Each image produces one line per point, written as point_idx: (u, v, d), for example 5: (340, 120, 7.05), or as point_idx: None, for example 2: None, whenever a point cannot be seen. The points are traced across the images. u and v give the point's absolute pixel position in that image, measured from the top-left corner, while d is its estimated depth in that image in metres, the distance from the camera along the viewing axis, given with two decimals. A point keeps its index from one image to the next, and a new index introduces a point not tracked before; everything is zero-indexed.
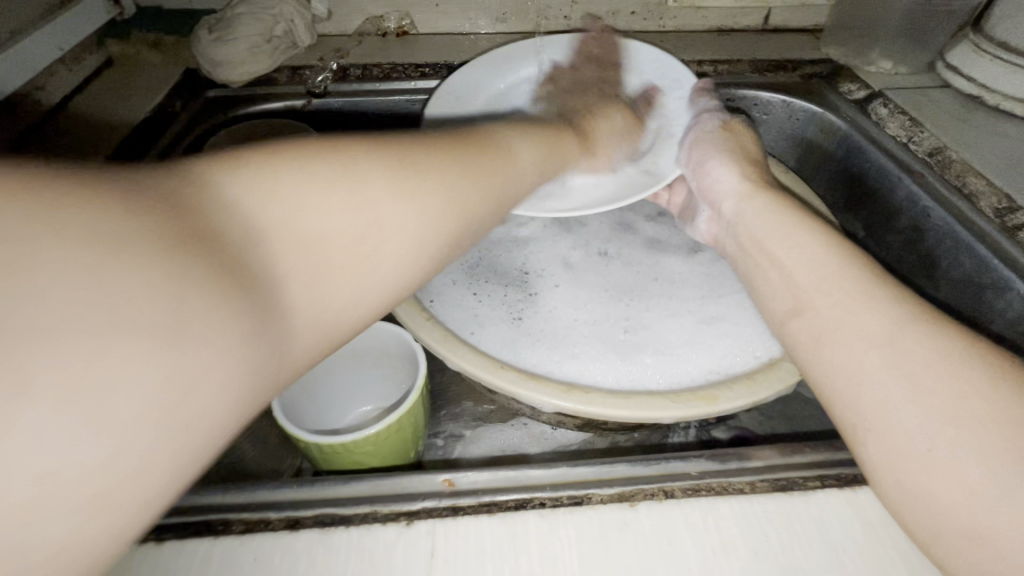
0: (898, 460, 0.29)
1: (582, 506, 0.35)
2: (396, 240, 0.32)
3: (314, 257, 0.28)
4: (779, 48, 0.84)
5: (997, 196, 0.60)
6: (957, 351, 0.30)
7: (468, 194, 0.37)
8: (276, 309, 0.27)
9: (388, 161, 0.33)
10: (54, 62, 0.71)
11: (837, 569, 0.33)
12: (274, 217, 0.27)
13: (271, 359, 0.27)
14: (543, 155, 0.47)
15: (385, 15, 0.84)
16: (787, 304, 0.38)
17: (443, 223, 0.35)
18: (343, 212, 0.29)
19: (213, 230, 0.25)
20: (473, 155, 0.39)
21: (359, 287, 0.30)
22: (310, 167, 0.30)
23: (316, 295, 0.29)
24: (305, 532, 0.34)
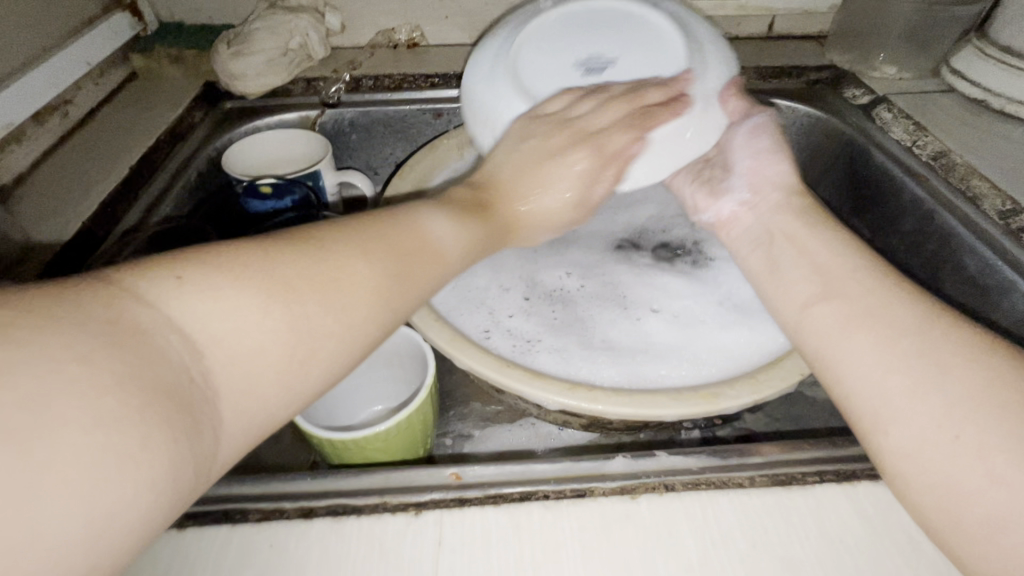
0: (922, 448, 0.32)
1: (583, 498, 0.36)
2: (323, 348, 0.31)
3: (218, 351, 0.27)
4: (782, 55, 0.85)
5: (1000, 199, 0.61)
6: (968, 347, 0.33)
7: (399, 298, 0.35)
8: (202, 426, 0.26)
9: (301, 261, 0.31)
10: (83, 76, 0.74)
11: (835, 561, 0.34)
12: (200, 335, 0.27)
13: (199, 460, 0.25)
14: (473, 236, 0.42)
15: (397, 27, 0.86)
16: (816, 289, 0.41)
17: (375, 315, 0.33)
18: (267, 327, 0.29)
19: (157, 357, 0.25)
20: (403, 242, 0.37)
21: (292, 384, 0.30)
22: (258, 278, 0.29)
23: (246, 386, 0.28)
24: (317, 521, 0.36)
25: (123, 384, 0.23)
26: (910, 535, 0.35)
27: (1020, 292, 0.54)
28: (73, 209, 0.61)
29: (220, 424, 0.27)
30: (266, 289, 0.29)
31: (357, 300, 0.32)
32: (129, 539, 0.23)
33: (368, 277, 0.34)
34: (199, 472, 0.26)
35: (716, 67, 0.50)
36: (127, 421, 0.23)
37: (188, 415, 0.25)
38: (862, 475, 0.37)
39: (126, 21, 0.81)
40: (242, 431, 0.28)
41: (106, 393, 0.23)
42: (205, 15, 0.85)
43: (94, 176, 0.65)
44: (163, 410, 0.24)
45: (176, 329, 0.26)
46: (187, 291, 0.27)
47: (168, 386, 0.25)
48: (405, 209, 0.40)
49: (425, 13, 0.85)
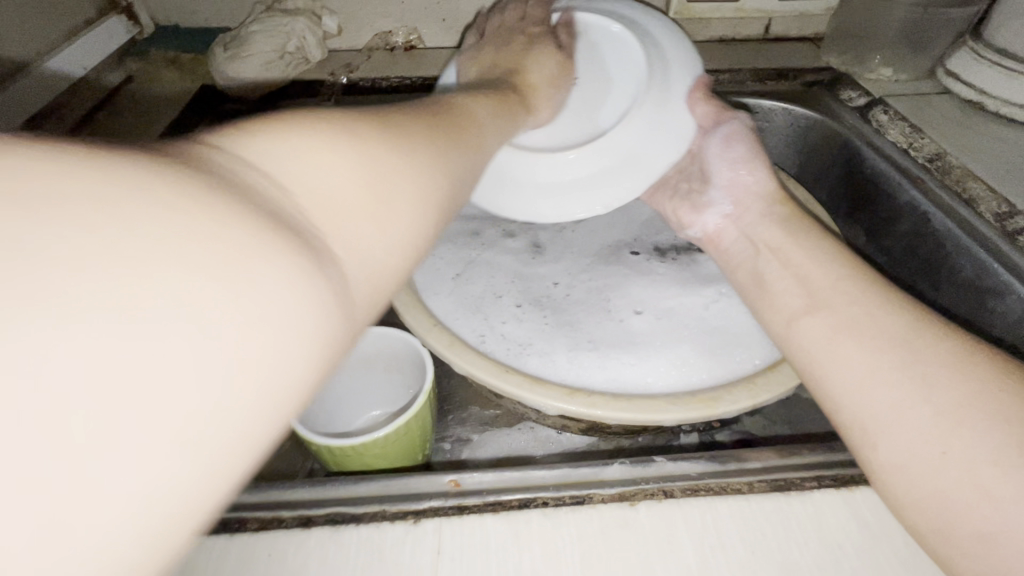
0: (914, 460, 0.32)
1: (583, 505, 0.37)
2: (405, 190, 0.26)
3: (311, 188, 0.23)
4: (779, 56, 0.86)
5: (997, 201, 0.61)
6: (965, 354, 0.33)
7: (451, 154, 0.31)
8: (320, 261, 0.21)
9: (367, 118, 0.28)
10: (78, 81, 0.73)
11: (832, 567, 0.34)
12: (289, 175, 0.22)
13: (325, 292, 0.21)
14: (498, 113, 0.43)
15: (393, 30, 0.86)
16: (802, 303, 0.41)
17: (449, 170, 0.30)
18: (354, 168, 0.24)
19: (251, 188, 0.21)
20: (449, 120, 0.34)
21: (396, 227, 0.25)
22: (320, 125, 0.25)
23: (351, 227, 0.23)
24: (317, 530, 0.36)
25: (220, 211, 0.19)
26: (907, 541, 0.35)
27: (1016, 295, 0.54)
28: None
29: (341, 263, 0.22)
30: (342, 134, 0.25)
31: (430, 154, 0.29)
32: (269, 382, 0.19)
33: (429, 135, 0.30)
34: (331, 309, 0.21)
35: (679, 76, 0.50)
36: (245, 247, 0.19)
37: (300, 240, 0.21)
38: (860, 481, 0.37)
39: (120, 24, 0.81)
40: (359, 281, 0.23)
41: (218, 219, 0.19)
42: (201, 16, 0.84)
43: None
44: (272, 232, 0.20)
45: (260, 169, 0.22)
46: (265, 140, 0.23)
47: (273, 213, 0.21)
48: (446, 101, 0.38)
49: (422, 15, 0.85)
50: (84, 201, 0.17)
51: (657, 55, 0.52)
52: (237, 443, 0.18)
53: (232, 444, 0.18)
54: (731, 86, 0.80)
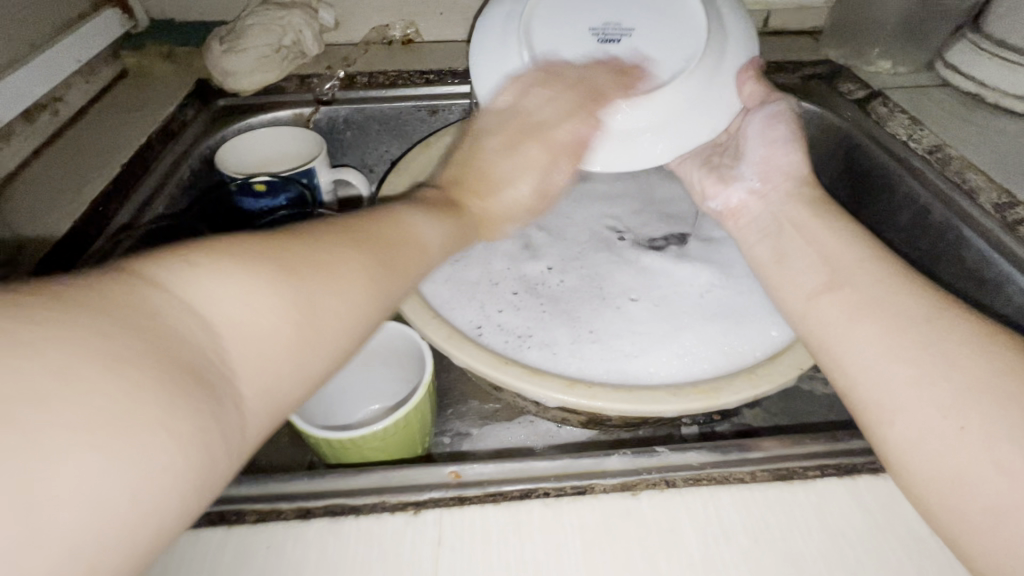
0: (927, 438, 0.32)
1: (585, 495, 0.36)
2: (327, 334, 0.30)
3: (232, 329, 0.27)
4: (778, 50, 0.85)
5: (997, 192, 0.61)
6: (969, 340, 0.33)
7: (390, 285, 0.35)
8: (223, 398, 0.25)
9: (297, 247, 0.32)
10: (73, 74, 0.73)
11: (837, 555, 0.34)
12: (213, 314, 0.26)
13: (222, 431, 0.25)
14: (450, 230, 0.44)
15: (391, 24, 0.85)
16: (822, 280, 0.41)
17: (373, 299, 0.34)
18: (276, 303, 0.28)
19: (173, 328, 0.25)
20: (386, 233, 0.38)
21: (301, 361, 0.29)
22: (264, 263, 0.29)
23: (259, 363, 0.27)
24: (316, 522, 0.35)
25: (132, 364, 0.22)
26: (912, 528, 0.35)
27: (1017, 285, 0.54)
28: (61, 209, 0.60)
29: (241, 402, 0.26)
30: (264, 272, 0.29)
31: (354, 282, 0.33)
32: (151, 519, 0.22)
33: (356, 258, 0.34)
34: (225, 451, 0.25)
35: (735, 50, 0.50)
36: (151, 400, 0.22)
37: (207, 388, 0.24)
38: (864, 469, 0.37)
39: (115, 17, 0.80)
40: (260, 405, 0.27)
41: (131, 365, 0.22)
42: (197, 11, 0.84)
43: (87, 177, 0.64)
44: (179, 384, 0.23)
45: (187, 307, 0.26)
46: (194, 272, 0.27)
47: (191, 359, 0.24)
48: (384, 208, 0.41)
49: (419, 8, 0.84)
50: (41, 346, 0.21)
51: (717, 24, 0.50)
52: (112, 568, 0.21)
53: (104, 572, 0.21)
54: None
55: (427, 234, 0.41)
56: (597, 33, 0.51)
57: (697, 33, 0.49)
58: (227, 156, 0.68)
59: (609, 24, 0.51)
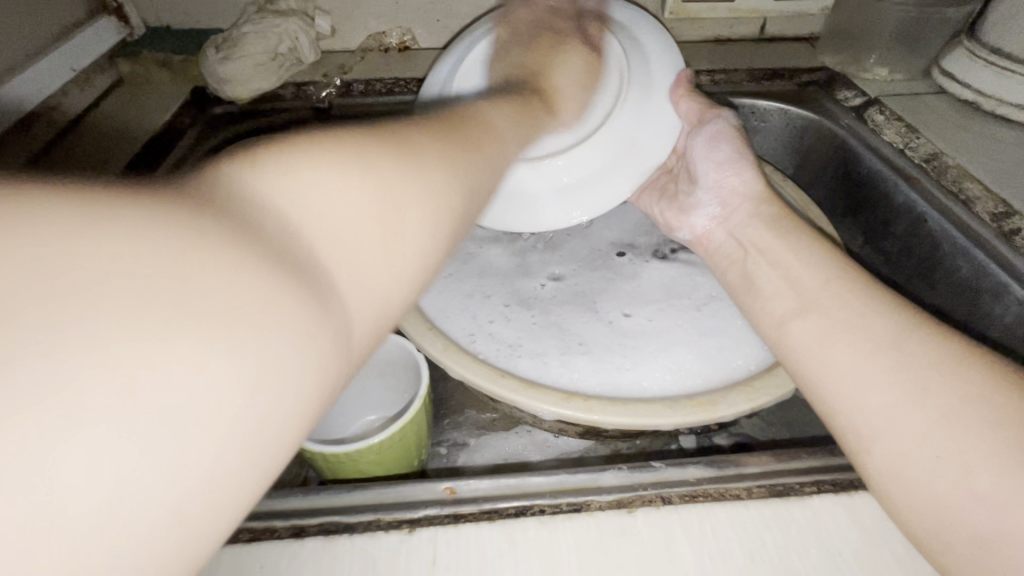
0: (903, 465, 0.32)
1: (580, 513, 0.36)
2: (422, 228, 0.26)
3: (321, 224, 0.22)
4: (775, 56, 0.86)
5: (993, 201, 0.61)
6: (964, 357, 0.33)
7: (474, 180, 0.30)
8: (326, 303, 0.21)
9: (378, 137, 0.26)
10: (68, 82, 0.71)
11: (833, 573, 0.33)
12: (299, 205, 0.22)
13: (332, 339, 0.21)
14: (518, 118, 0.43)
15: (387, 31, 0.85)
16: (791, 306, 0.41)
17: (463, 199, 0.29)
18: (366, 196, 0.23)
19: (264, 226, 0.20)
20: (461, 133, 0.33)
21: (400, 261, 0.24)
22: (340, 150, 0.24)
23: (356, 260, 0.23)
24: (310, 540, 0.35)
25: (245, 267, 0.19)
26: (908, 546, 0.35)
27: (1014, 296, 0.54)
28: None
29: (346, 306, 0.22)
30: (350, 161, 0.24)
31: (442, 178, 0.28)
32: (276, 434, 0.19)
33: (438, 153, 0.29)
34: (322, 364, 0.21)
35: (659, 61, 0.53)
36: (265, 294, 0.19)
37: (310, 287, 0.21)
38: (860, 486, 0.37)
39: (111, 25, 0.80)
40: (364, 317, 0.23)
41: (240, 255, 0.19)
42: (192, 19, 0.84)
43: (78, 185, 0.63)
44: (267, 271, 0.19)
45: (272, 203, 0.21)
46: (270, 161, 0.22)
47: (289, 257, 0.21)
48: (459, 112, 0.37)
49: (416, 16, 0.84)
50: (117, 240, 0.17)
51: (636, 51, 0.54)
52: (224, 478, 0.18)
53: (240, 492, 0.18)
54: (726, 86, 0.80)
55: (503, 132, 0.39)
56: None
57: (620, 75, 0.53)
58: None
59: None
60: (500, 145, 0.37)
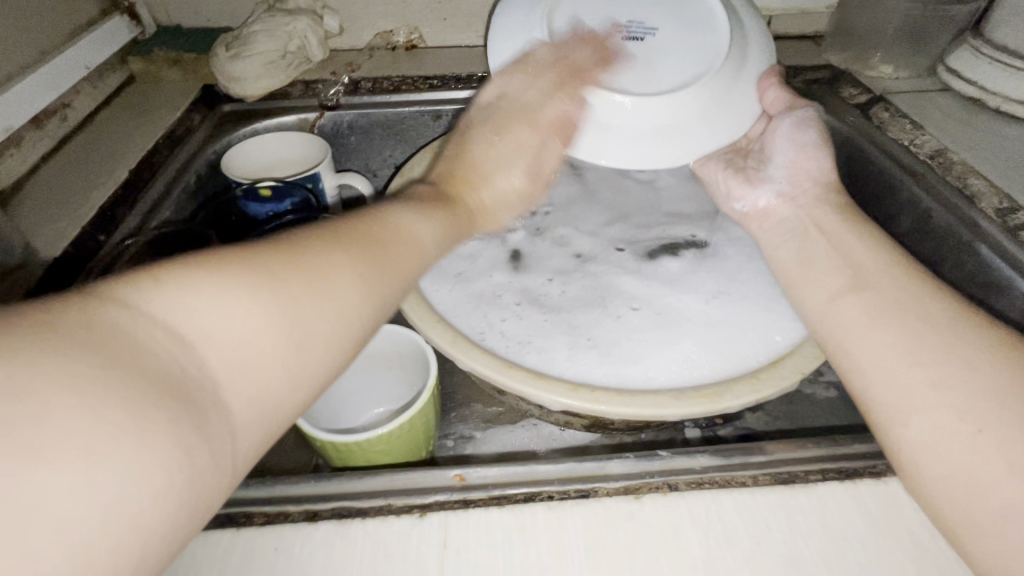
0: (938, 442, 0.32)
1: (588, 499, 0.37)
2: (316, 337, 0.30)
3: (215, 342, 0.26)
4: (780, 55, 0.86)
5: (998, 197, 0.61)
6: (971, 347, 0.34)
7: (381, 283, 0.35)
8: (203, 413, 0.25)
9: (282, 252, 0.31)
10: (81, 80, 0.74)
11: (838, 558, 0.34)
12: (191, 328, 0.26)
13: (199, 453, 0.24)
14: (446, 229, 0.44)
15: (395, 29, 0.86)
16: (845, 281, 0.41)
17: (364, 302, 0.34)
18: (259, 312, 0.28)
19: (149, 349, 0.24)
20: (375, 236, 0.37)
21: (286, 373, 0.29)
22: (238, 269, 0.29)
23: (240, 377, 0.27)
24: (323, 524, 0.36)
25: (125, 405, 0.22)
26: (913, 532, 0.35)
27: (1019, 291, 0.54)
28: (71, 215, 0.60)
29: (222, 419, 0.26)
30: (246, 280, 0.28)
31: (343, 289, 0.32)
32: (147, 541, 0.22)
33: (341, 262, 0.33)
34: (215, 472, 0.25)
35: (754, 59, 0.51)
36: (141, 425, 0.22)
37: (188, 407, 0.24)
38: (865, 474, 0.37)
39: (123, 24, 0.81)
40: (244, 419, 0.27)
41: (115, 390, 0.22)
42: (203, 18, 0.85)
43: (94, 181, 0.65)
44: (169, 407, 0.23)
45: (163, 322, 0.25)
46: (169, 284, 0.26)
47: (170, 381, 0.24)
48: (380, 208, 0.41)
49: (423, 14, 0.85)
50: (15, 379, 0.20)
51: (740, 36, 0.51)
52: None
53: None
54: None
55: (422, 236, 0.41)
56: (622, 30, 0.52)
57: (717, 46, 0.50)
58: (232, 159, 0.69)
59: (632, 22, 0.52)
60: (420, 249, 0.40)
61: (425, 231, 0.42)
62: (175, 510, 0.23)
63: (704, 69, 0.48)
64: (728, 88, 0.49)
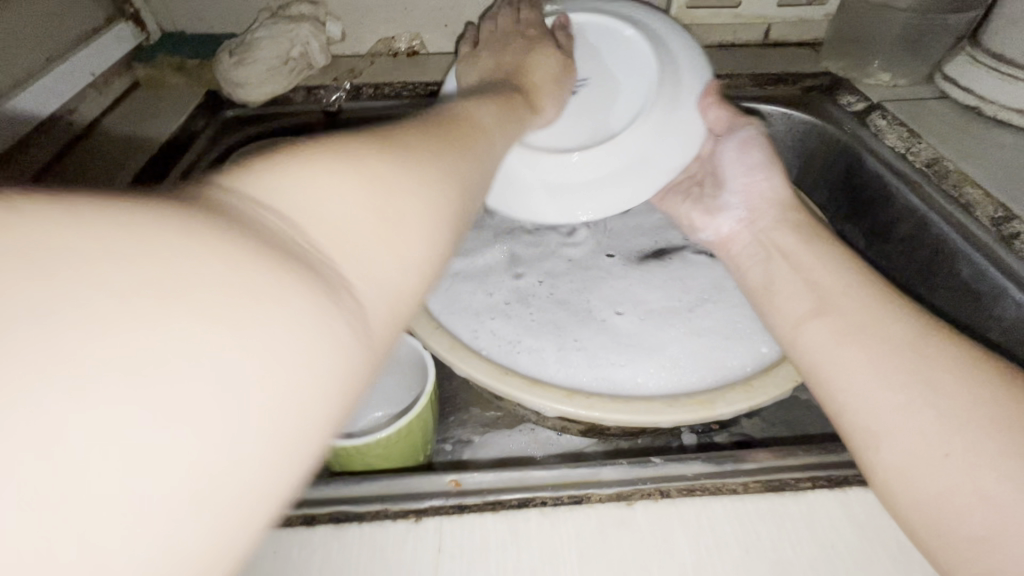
0: (912, 463, 0.33)
1: (581, 504, 0.37)
2: (424, 210, 0.26)
3: (320, 220, 0.22)
4: (778, 62, 0.87)
5: (993, 205, 0.62)
6: (960, 360, 0.34)
7: (465, 165, 0.31)
8: (326, 285, 0.21)
9: (366, 137, 0.27)
10: (87, 86, 0.74)
11: (826, 566, 0.35)
12: (293, 206, 0.22)
13: (328, 326, 0.20)
14: (505, 118, 0.43)
15: (396, 36, 0.87)
16: (809, 306, 0.42)
17: (458, 179, 0.30)
18: (360, 186, 0.24)
19: (253, 223, 0.20)
20: (445, 128, 0.34)
21: (405, 247, 0.24)
22: (330, 153, 0.24)
23: (359, 249, 0.23)
24: (320, 528, 0.37)
25: (234, 259, 0.18)
26: (901, 541, 0.35)
27: (1013, 300, 0.55)
28: None
29: (348, 290, 0.21)
30: (344, 160, 0.24)
31: (434, 164, 0.28)
32: (291, 418, 0.18)
33: (424, 144, 0.29)
34: (352, 356, 0.21)
35: (691, 81, 0.51)
36: (253, 279, 0.18)
37: (307, 274, 0.20)
38: (854, 482, 0.38)
39: (129, 30, 0.82)
40: (372, 296, 0.23)
41: (220, 249, 0.18)
42: (207, 25, 0.86)
43: (99, 185, 0.66)
44: (282, 274, 0.19)
45: (262, 202, 0.21)
46: (263, 167, 0.23)
47: (282, 248, 0.20)
48: (440, 110, 0.38)
49: (425, 21, 0.86)
50: (91, 244, 0.16)
51: (670, 66, 0.52)
52: (262, 478, 0.17)
53: (274, 477, 0.18)
54: (729, 90, 0.81)
55: (486, 125, 0.39)
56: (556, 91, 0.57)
57: (646, 94, 0.51)
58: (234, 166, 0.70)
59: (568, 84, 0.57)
60: (486, 145, 0.37)
61: (485, 132, 0.38)
62: (314, 390, 0.19)
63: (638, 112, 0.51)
64: (665, 119, 0.50)
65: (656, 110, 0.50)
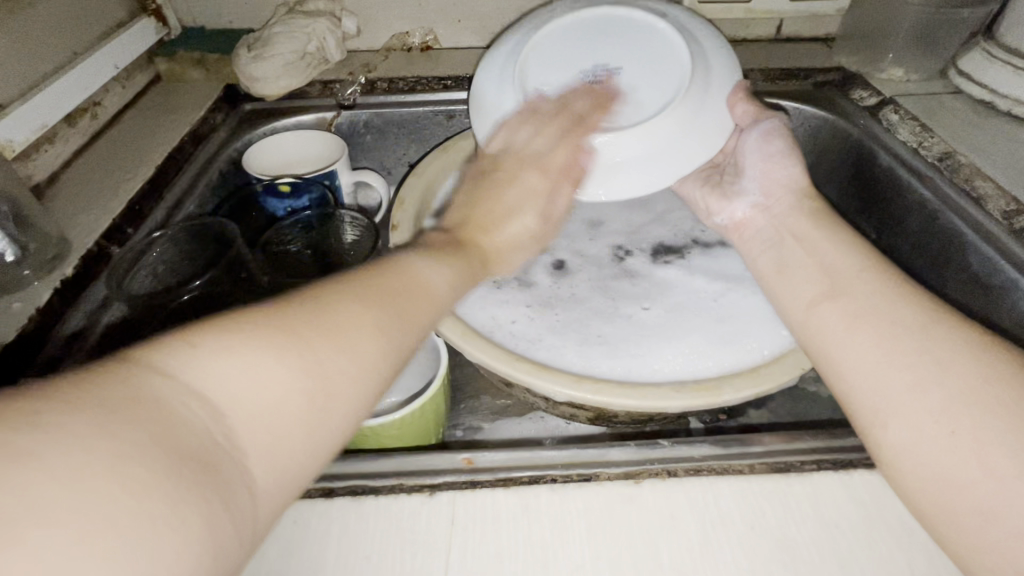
0: (918, 443, 0.33)
1: (590, 482, 0.38)
2: (341, 399, 0.30)
3: (240, 410, 0.26)
4: (790, 57, 0.87)
5: (1005, 199, 0.61)
6: (967, 345, 0.35)
7: (405, 336, 0.35)
8: (231, 484, 0.25)
9: (309, 307, 0.31)
10: (110, 80, 0.77)
11: (829, 543, 0.35)
12: (219, 398, 0.26)
13: (224, 521, 0.24)
14: (464, 271, 0.43)
15: (410, 31, 0.88)
16: (821, 290, 0.43)
17: (389, 359, 0.33)
18: (284, 377, 0.28)
19: (173, 421, 0.24)
20: (399, 286, 0.37)
21: (312, 437, 0.29)
22: (268, 332, 0.29)
23: (268, 442, 0.27)
24: (338, 501, 0.38)
25: (148, 477, 0.22)
26: (904, 522, 0.36)
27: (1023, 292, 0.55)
28: (101, 208, 0.63)
29: (249, 488, 0.26)
30: (274, 343, 0.29)
31: (369, 348, 0.32)
32: None
33: (364, 319, 0.33)
34: (238, 540, 0.25)
35: (719, 76, 0.52)
36: (167, 494, 0.22)
37: (214, 479, 0.24)
38: (859, 464, 0.39)
39: (151, 25, 0.84)
40: (268, 483, 0.27)
41: (142, 463, 0.22)
42: (227, 19, 0.88)
43: (122, 176, 0.68)
44: (191, 476, 0.23)
45: (188, 391, 0.25)
46: (200, 350, 0.27)
47: (195, 451, 0.24)
48: (401, 254, 0.41)
49: (439, 15, 0.87)
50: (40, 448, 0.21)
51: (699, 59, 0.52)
52: None
53: None
54: None
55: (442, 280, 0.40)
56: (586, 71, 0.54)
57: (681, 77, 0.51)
58: (253, 157, 0.71)
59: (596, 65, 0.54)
60: (442, 294, 0.40)
61: (444, 276, 0.41)
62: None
63: (672, 94, 0.50)
64: (697, 107, 0.50)
65: (691, 96, 0.50)
